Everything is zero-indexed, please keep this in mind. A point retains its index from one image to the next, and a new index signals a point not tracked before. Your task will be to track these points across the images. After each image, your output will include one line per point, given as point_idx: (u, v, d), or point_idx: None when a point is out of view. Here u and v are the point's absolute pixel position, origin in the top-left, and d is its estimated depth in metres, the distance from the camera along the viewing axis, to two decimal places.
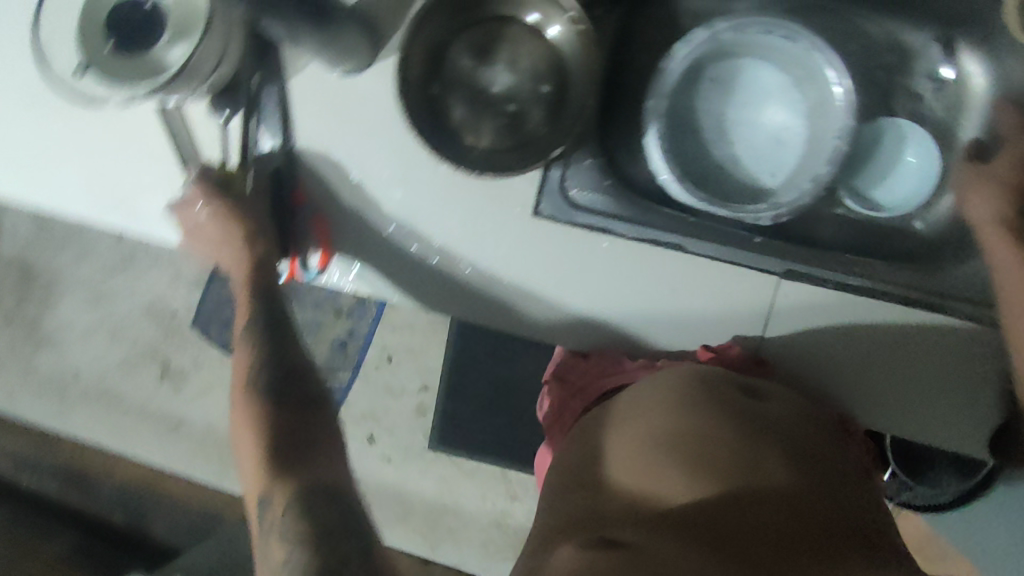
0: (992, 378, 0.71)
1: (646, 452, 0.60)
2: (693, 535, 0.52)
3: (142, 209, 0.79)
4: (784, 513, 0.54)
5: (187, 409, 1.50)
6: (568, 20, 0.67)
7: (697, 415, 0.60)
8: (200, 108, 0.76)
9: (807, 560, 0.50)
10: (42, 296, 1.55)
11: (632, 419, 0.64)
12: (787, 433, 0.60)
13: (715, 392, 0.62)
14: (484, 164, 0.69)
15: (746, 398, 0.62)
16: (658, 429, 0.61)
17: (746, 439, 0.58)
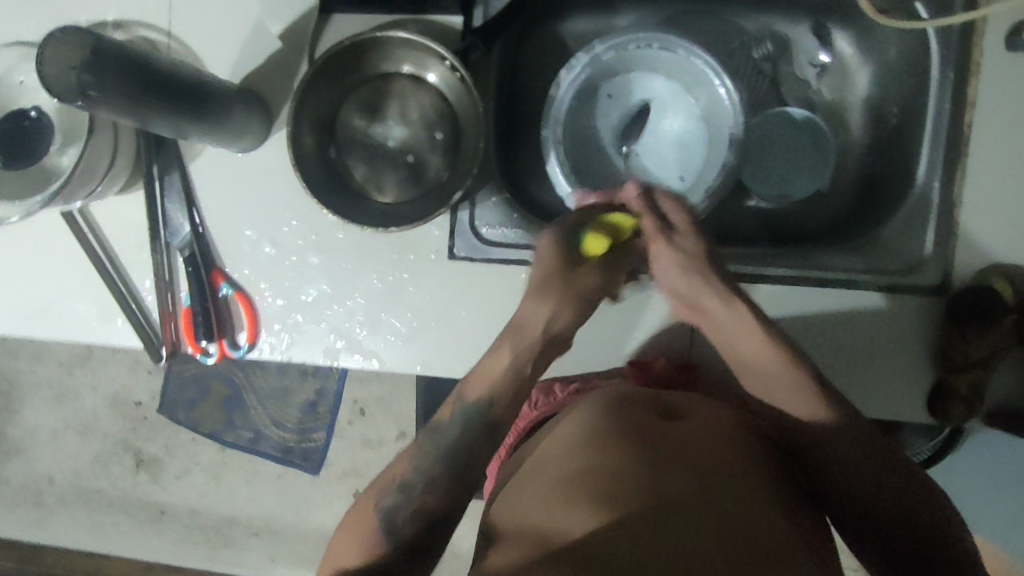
0: (920, 345, 0.69)
1: (555, 486, 0.55)
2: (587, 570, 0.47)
3: (63, 315, 0.78)
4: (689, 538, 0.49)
5: (167, 495, 1.47)
6: (448, 67, 0.69)
7: (609, 444, 0.57)
8: (106, 206, 0.76)
9: None
10: (3, 406, 1.52)
11: (546, 463, 0.59)
12: (695, 454, 0.56)
13: (626, 423, 0.60)
14: (390, 218, 0.70)
15: (660, 424, 0.60)
16: (577, 471, 0.56)
17: (654, 464, 0.55)
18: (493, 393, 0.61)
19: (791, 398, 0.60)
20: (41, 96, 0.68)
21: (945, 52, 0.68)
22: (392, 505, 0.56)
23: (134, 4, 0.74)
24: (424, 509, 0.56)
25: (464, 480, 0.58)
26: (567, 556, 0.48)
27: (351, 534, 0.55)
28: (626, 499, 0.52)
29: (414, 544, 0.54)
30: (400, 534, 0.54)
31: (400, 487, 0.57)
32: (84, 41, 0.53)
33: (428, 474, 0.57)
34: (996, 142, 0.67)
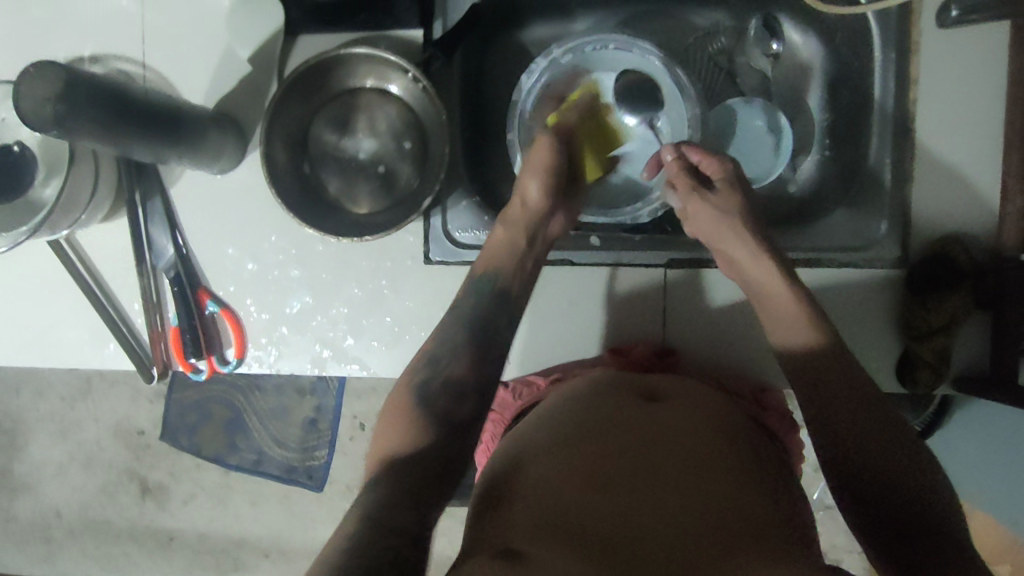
0: (884, 316, 0.71)
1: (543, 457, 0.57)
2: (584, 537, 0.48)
3: (58, 342, 0.80)
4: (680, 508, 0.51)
5: (175, 522, 1.48)
6: (410, 80, 0.72)
7: (598, 422, 0.59)
8: (92, 234, 0.79)
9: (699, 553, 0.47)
10: (7, 444, 1.53)
11: (530, 437, 0.61)
12: (680, 431, 0.58)
13: (612, 405, 0.62)
14: (364, 226, 0.73)
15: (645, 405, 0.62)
16: (570, 449, 0.57)
17: (642, 441, 0.57)
18: (500, 262, 0.67)
19: (791, 330, 0.63)
20: (23, 132, 0.71)
21: (886, 34, 0.71)
22: (424, 379, 0.60)
23: (109, 39, 0.77)
24: (453, 378, 0.61)
25: (481, 350, 0.63)
26: (562, 522, 0.50)
27: (389, 419, 0.59)
28: (619, 473, 0.54)
29: (450, 416, 0.59)
30: (436, 410, 0.59)
31: (430, 363, 0.61)
32: (56, 75, 0.55)
33: (450, 347, 0.62)
34: (938, 117, 0.70)
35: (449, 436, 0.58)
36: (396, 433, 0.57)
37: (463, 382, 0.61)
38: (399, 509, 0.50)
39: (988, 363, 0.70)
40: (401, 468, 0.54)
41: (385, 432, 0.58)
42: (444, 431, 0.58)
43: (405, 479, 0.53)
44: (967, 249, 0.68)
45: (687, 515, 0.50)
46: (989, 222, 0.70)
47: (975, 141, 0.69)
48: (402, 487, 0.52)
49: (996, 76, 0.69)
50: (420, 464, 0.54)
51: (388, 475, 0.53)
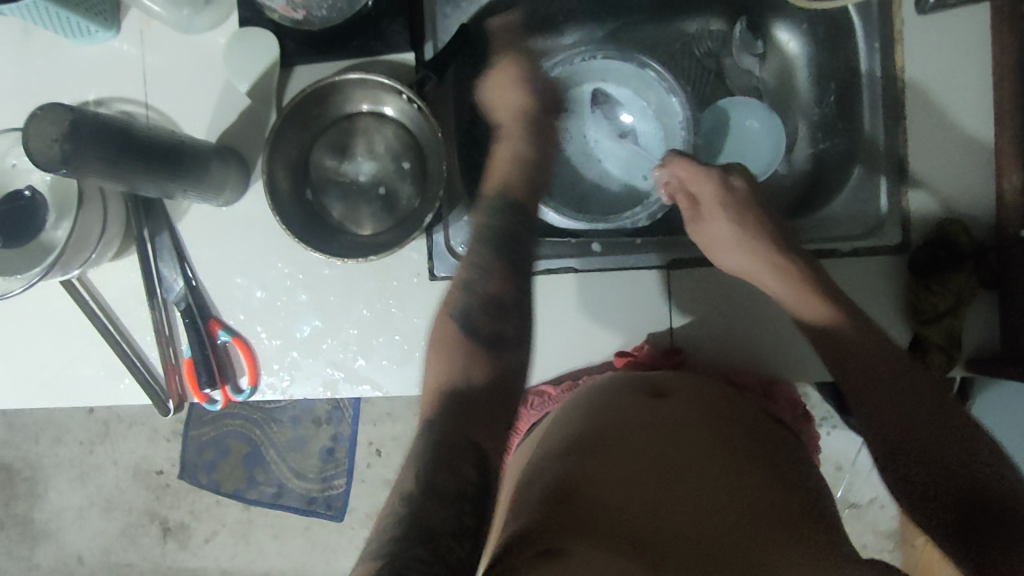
0: (891, 302, 0.71)
1: (576, 455, 0.57)
2: (625, 537, 0.48)
3: (75, 381, 0.81)
4: (717, 504, 0.51)
5: (197, 561, 1.47)
6: (404, 101, 0.74)
7: (629, 422, 0.59)
8: (104, 272, 0.80)
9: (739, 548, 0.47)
10: (28, 491, 1.54)
11: (560, 438, 0.61)
12: (707, 428, 0.58)
13: (638, 406, 0.62)
14: (368, 245, 0.75)
15: (670, 401, 0.63)
16: (593, 453, 0.57)
17: (672, 440, 0.57)
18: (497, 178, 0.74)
19: (806, 307, 0.65)
20: (33, 176, 0.73)
21: (867, 25, 0.73)
22: (466, 307, 0.63)
23: (112, 83, 0.79)
24: (488, 294, 0.64)
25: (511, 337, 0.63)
26: (602, 522, 0.49)
27: (440, 350, 0.61)
28: (654, 472, 0.54)
29: (499, 344, 0.61)
30: (483, 334, 0.61)
31: (466, 286, 0.64)
32: (62, 116, 0.57)
33: (480, 266, 0.65)
34: (927, 102, 0.71)
35: (494, 362, 0.60)
36: (448, 366, 0.59)
37: (500, 300, 0.64)
38: (457, 461, 0.51)
39: (999, 342, 0.69)
40: (459, 406, 0.55)
41: (438, 368, 0.59)
42: (488, 356, 0.60)
43: (462, 417, 0.54)
44: (968, 230, 0.69)
45: (719, 511, 0.50)
46: (989, 200, 0.69)
47: (966, 122, 0.70)
48: (461, 432, 0.53)
49: (980, 58, 0.70)
50: (474, 394, 0.57)
51: (445, 412, 0.55)
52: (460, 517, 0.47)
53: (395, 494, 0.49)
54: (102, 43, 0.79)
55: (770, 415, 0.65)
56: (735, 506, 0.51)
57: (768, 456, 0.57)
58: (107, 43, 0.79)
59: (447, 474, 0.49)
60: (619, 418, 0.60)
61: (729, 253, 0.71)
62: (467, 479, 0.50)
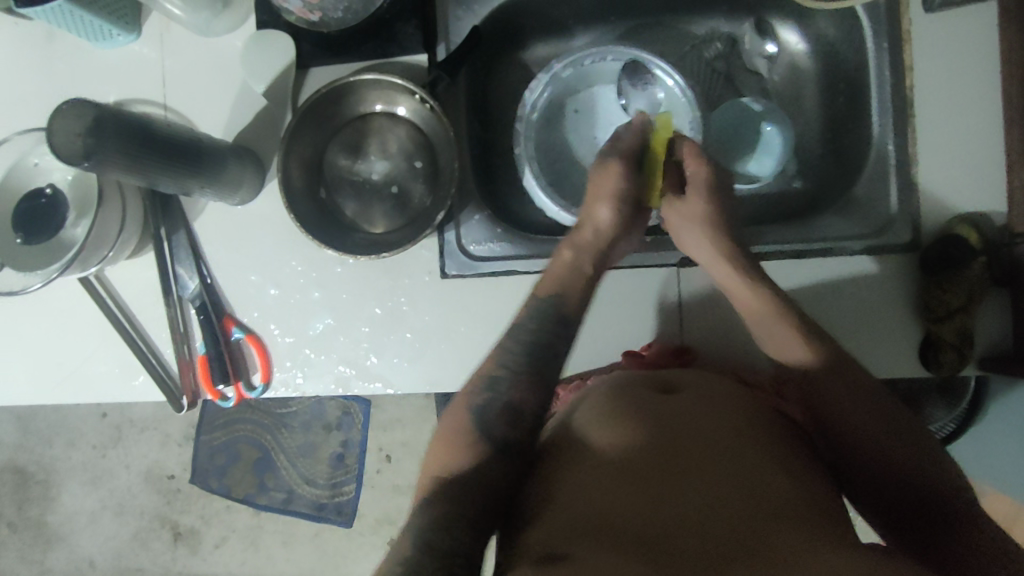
0: (901, 299, 0.71)
1: (576, 456, 0.57)
2: (625, 539, 0.47)
3: (90, 378, 0.83)
4: (718, 498, 0.50)
5: (206, 566, 1.47)
6: (416, 101, 0.75)
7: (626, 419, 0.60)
8: (122, 270, 0.82)
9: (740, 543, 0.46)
10: (42, 494, 1.55)
11: (561, 438, 0.61)
12: (708, 422, 0.58)
13: (635, 397, 0.62)
14: (383, 244, 0.75)
15: (667, 396, 0.63)
16: (591, 452, 0.57)
17: (671, 433, 0.56)
18: (564, 286, 0.67)
19: (788, 345, 0.63)
20: (55, 176, 0.75)
21: (876, 25, 0.73)
22: (484, 399, 0.60)
23: (133, 85, 0.81)
24: (513, 400, 0.60)
25: (528, 331, 0.64)
26: (602, 524, 0.49)
27: (448, 436, 0.60)
28: (653, 468, 0.53)
29: (511, 436, 0.58)
30: (496, 431, 0.59)
31: (491, 383, 0.61)
32: (86, 111, 0.59)
33: (512, 368, 0.62)
34: (937, 100, 0.71)
35: (502, 455, 0.57)
36: (455, 448, 0.58)
37: (519, 403, 0.60)
38: (452, 524, 0.51)
39: (1010, 342, 0.69)
40: (458, 481, 0.55)
41: (443, 445, 0.59)
42: (496, 444, 0.58)
43: (460, 499, 0.54)
44: (978, 228, 0.68)
45: (720, 499, 0.50)
46: (1000, 197, 0.69)
47: (975, 121, 0.70)
48: (460, 507, 0.53)
49: (989, 58, 0.70)
50: (479, 483, 0.55)
51: (446, 495, 0.54)
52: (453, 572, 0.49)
53: (389, 554, 0.50)
54: (123, 46, 0.81)
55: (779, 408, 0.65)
56: (739, 499, 0.50)
57: (770, 448, 0.56)
58: (129, 46, 0.81)
59: (441, 536, 0.51)
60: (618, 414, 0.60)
61: (742, 291, 0.66)
62: (460, 541, 0.51)
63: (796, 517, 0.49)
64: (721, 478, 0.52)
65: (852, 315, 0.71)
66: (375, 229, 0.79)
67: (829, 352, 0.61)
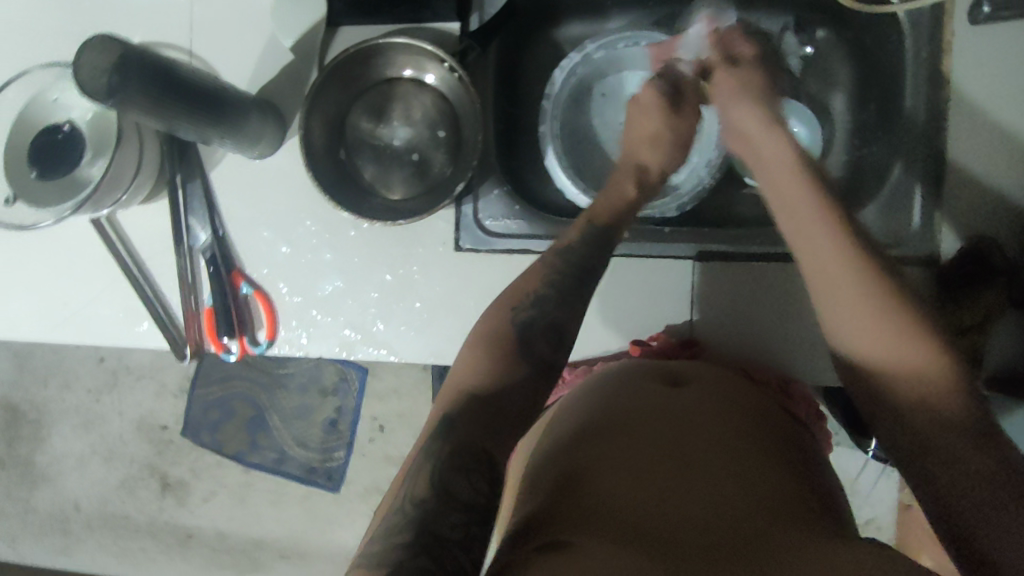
0: None
1: (581, 444, 0.57)
2: (628, 530, 0.47)
3: (96, 321, 0.83)
4: (721, 494, 0.50)
5: (193, 518, 1.49)
6: (446, 69, 0.74)
7: (630, 410, 0.59)
8: (133, 215, 0.81)
9: (744, 540, 0.46)
10: (34, 434, 1.55)
11: (566, 425, 0.61)
12: (714, 417, 0.58)
13: (639, 390, 0.62)
14: (399, 212, 0.74)
15: (673, 389, 0.63)
16: (596, 441, 0.57)
17: (675, 428, 0.57)
18: (618, 215, 0.68)
19: (862, 330, 0.50)
20: (74, 112, 0.73)
21: (917, 33, 0.72)
22: (531, 316, 0.60)
23: (159, 28, 0.80)
24: (554, 323, 0.60)
25: (583, 283, 0.63)
26: (606, 514, 0.49)
27: (481, 354, 0.58)
28: (660, 463, 0.53)
29: (545, 364, 0.58)
30: (534, 354, 0.58)
31: (535, 302, 0.61)
32: (114, 47, 0.58)
33: (558, 288, 0.62)
34: (971, 115, 0.70)
35: (534, 378, 0.57)
36: (491, 362, 0.57)
37: (564, 327, 0.60)
38: (471, 468, 0.50)
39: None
40: (480, 410, 0.54)
41: (471, 364, 0.57)
42: (524, 377, 0.57)
43: (493, 432, 0.53)
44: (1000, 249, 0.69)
45: (724, 497, 0.50)
46: None
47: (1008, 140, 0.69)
48: (478, 440, 0.52)
49: None
50: (506, 406, 0.55)
51: (476, 421, 0.53)
52: (463, 519, 0.47)
53: (405, 487, 0.50)
54: None
55: (783, 408, 0.66)
56: (741, 495, 0.50)
57: (773, 445, 0.57)
58: None
59: (461, 479, 0.49)
60: (623, 405, 0.60)
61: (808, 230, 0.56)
62: (478, 491, 0.49)
63: (799, 515, 0.49)
64: (724, 472, 0.52)
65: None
66: (390, 195, 0.78)
67: (915, 333, 0.48)
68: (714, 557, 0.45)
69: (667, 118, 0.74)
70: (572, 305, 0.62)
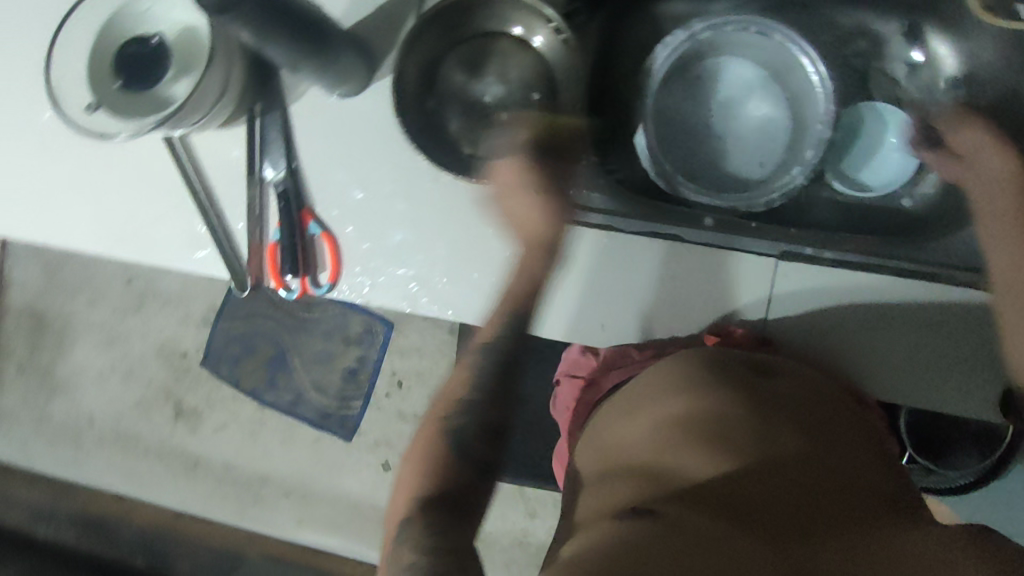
0: (986, 345, 0.72)
1: (669, 429, 0.63)
2: (710, 503, 0.54)
3: (153, 240, 0.81)
4: (796, 481, 0.56)
5: (203, 448, 1.49)
6: (552, 30, 0.72)
7: (712, 394, 0.65)
8: (205, 138, 0.79)
9: (819, 521, 0.52)
10: (56, 344, 1.56)
11: (651, 404, 0.67)
12: (792, 411, 0.64)
13: (722, 373, 0.67)
14: (480, 170, 0.73)
15: (757, 376, 0.68)
16: (681, 423, 0.63)
17: (754, 416, 0.62)
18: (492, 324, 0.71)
19: None
20: (162, 27, 0.72)
21: None
22: (460, 424, 0.66)
23: None
24: (485, 420, 0.67)
25: (510, 379, 0.69)
26: (692, 490, 0.56)
27: (417, 465, 0.65)
28: (741, 449, 0.59)
29: (483, 458, 0.65)
30: (472, 454, 0.65)
31: (461, 406, 0.67)
32: None
33: (480, 390, 0.68)
34: None
35: (472, 476, 0.64)
36: (426, 476, 0.63)
37: (497, 424, 0.67)
38: (445, 530, 0.59)
39: None
40: (436, 504, 0.61)
41: (414, 472, 0.65)
42: (467, 472, 0.64)
43: (454, 517, 0.61)
44: None
45: (799, 483, 0.56)
46: None
47: None
48: (445, 522, 0.60)
49: None
50: (450, 502, 0.62)
51: (435, 519, 0.60)
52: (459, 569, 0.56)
53: (397, 560, 0.57)
54: None
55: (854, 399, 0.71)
56: (814, 483, 0.56)
57: (844, 440, 0.62)
58: None
59: (441, 535, 0.59)
60: (703, 389, 0.65)
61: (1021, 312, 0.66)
62: (456, 548, 0.58)
63: (872, 508, 0.54)
64: (799, 461, 0.58)
65: (904, 341, 0.73)
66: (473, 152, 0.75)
67: None
68: (788, 531, 0.51)
69: (552, 215, 0.72)
70: (466, 412, 0.67)
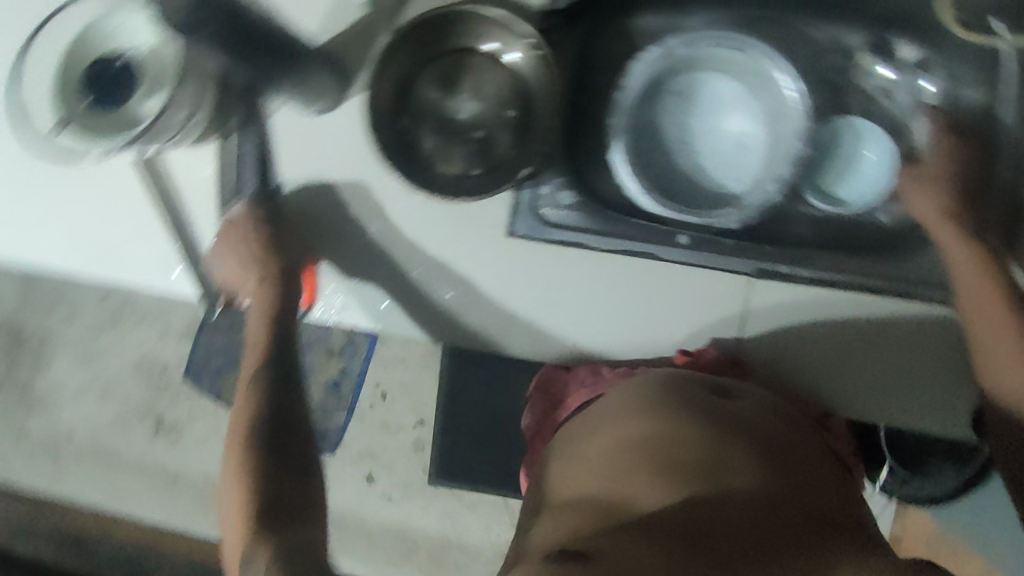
0: (952, 363, 0.73)
1: (626, 455, 0.65)
2: (661, 533, 0.56)
3: (125, 261, 0.81)
4: (746, 508, 0.58)
5: (182, 463, 1.47)
6: (528, 46, 0.71)
7: (670, 418, 0.66)
8: (175, 159, 0.78)
9: (764, 547, 0.54)
10: (33, 361, 1.53)
11: (609, 429, 0.69)
12: (747, 432, 0.65)
13: (681, 395, 0.68)
14: (455, 189, 0.71)
15: (717, 397, 0.69)
16: (638, 449, 0.65)
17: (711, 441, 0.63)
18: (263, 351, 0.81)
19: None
20: (130, 45, 0.70)
21: None
22: (253, 433, 0.75)
23: None
24: (271, 416, 0.77)
25: (285, 385, 0.80)
26: (645, 520, 0.58)
27: (232, 482, 0.73)
28: (694, 476, 0.61)
29: (279, 449, 0.75)
30: (269, 448, 0.74)
31: (256, 412, 0.77)
32: None
33: (268, 385, 0.79)
34: None
35: (278, 472, 0.73)
36: (243, 482, 0.71)
37: (289, 419, 0.78)
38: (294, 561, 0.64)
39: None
40: (265, 512, 0.69)
41: (233, 490, 0.72)
42: (266, 463, 0.73)
43: (281, 522, 0.68)
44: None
45: (748, 508, 0.58)
46: None
47: None
48: (293, 549, 0.66)
49: None
50: (268, 509, 0.69)
51: (272, 541, 0.66)
52: None
53: None
54: None
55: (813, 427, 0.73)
56: (763, 508, 0.58)
57: (798, 464, 0.64)
58: None
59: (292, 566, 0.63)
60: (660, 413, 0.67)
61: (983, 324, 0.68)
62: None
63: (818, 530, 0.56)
64: (749, 486, 0.60)
65: (872, 360, 0.74)
66: (449, 170, 0.74)
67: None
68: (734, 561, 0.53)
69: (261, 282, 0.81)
70: (250, 416, 0.77)
